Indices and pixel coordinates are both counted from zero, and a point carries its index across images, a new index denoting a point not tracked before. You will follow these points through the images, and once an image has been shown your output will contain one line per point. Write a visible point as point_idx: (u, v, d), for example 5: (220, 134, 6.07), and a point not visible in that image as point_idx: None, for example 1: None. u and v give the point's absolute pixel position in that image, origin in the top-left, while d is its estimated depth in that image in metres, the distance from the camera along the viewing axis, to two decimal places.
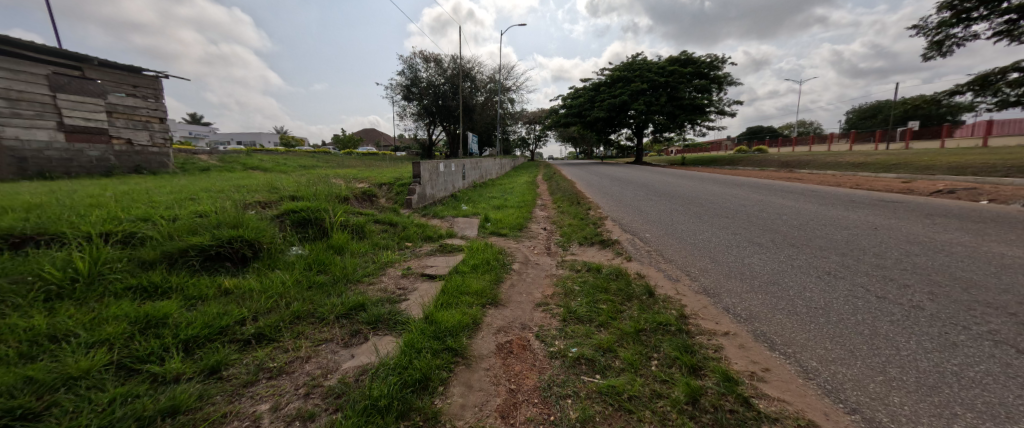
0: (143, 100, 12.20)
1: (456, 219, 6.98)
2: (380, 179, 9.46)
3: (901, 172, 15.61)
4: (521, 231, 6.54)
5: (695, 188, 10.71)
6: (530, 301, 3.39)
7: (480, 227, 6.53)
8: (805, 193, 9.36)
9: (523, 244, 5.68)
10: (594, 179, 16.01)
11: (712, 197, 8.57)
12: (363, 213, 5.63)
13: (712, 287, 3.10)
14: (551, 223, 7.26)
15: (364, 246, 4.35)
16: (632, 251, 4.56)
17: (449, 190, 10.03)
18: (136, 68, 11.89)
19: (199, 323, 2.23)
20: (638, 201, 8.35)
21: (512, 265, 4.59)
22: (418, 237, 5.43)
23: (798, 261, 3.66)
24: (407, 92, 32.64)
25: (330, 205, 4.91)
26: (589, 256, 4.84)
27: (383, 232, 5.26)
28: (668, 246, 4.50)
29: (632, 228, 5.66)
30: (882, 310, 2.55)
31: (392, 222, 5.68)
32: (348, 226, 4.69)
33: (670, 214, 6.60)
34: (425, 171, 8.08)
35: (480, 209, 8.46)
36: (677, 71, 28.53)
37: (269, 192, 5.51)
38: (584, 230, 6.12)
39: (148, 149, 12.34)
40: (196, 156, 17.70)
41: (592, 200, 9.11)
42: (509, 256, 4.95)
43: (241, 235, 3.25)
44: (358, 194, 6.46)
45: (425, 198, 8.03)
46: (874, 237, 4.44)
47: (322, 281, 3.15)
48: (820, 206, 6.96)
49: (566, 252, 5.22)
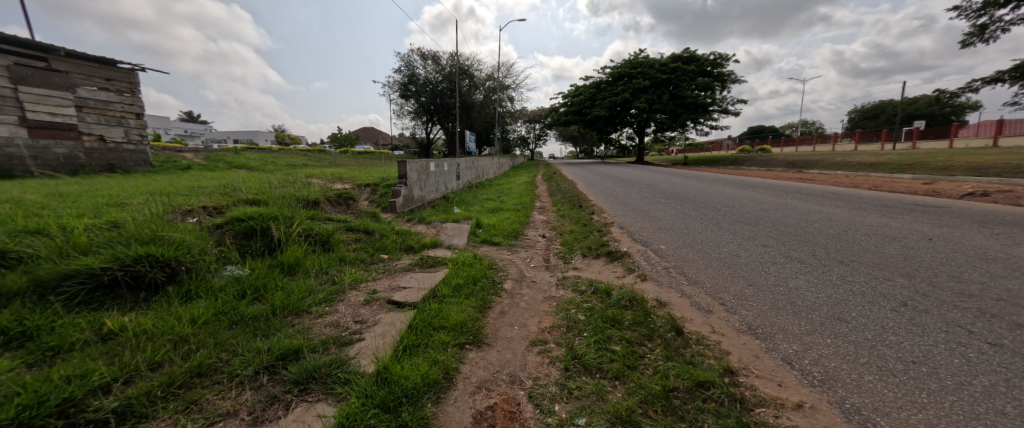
0: (117, 94, 11.50)
1: (444, 225, 6.25)
2: (366, 179, 8.77)
3: (918, 172, 14.87)
4: (517, 239, 5.80)
5: (706, 190, 9.98)
6: (522, 338, 2.67)
7: (471, 235, 5.79)
8: (825, 196, 8.62)
9: (519, 256, 4.94)
10: (595, 179, 15.38)
11: (727, 200, 7.83)
12: (335, 220, 4.91)
13: (760, 324, 2.38)
14: (551, 230, 6.52)
15: (326, 262, 3.62)
16: (647, 268, 3.83)
17: (440, 191, 9.30)
18: (110, 60, 11.19)
19: (25, 395, 1.53)
20: (645, 204, 7.62)
21: (503, 283, 3.87)
22: (396, 249, 4.70)
23: (857, 286, 2.93)
24: (404, 89, 31.91)
25: (289, 210, 4.18)
26: (594, 272, 4.11)
27: (355, 243, 4.52)
28: (690, 262, 3.78)
29: (642, 238, 4.93)
30: (1011, 368, 1.83)
31: (367, 230, 4.95)
32: (312, 237, 3.98)
33: (684, 220, 5.87)
34: (412, 171, 7.36)
35: (473, 212, 7.75)
36: (680, 68, 27.89)
37: (226, 195, 4.80)
38: (587, 239, 5.39)
39: (123, 146, 11.63)
40: (181, 154, 16.98)
41: (596, 202, 8.38)
42: (500, 271, 4.22)
43: (150, 253, 2.54)
44: (334, 197, 5.75)
45: (413, 201, 7.32)
46: (937, 252, 3.71)
47: (253, 315, 2.44)
48: (850, 211, 6.24)
49: (567, 266, 4.49)
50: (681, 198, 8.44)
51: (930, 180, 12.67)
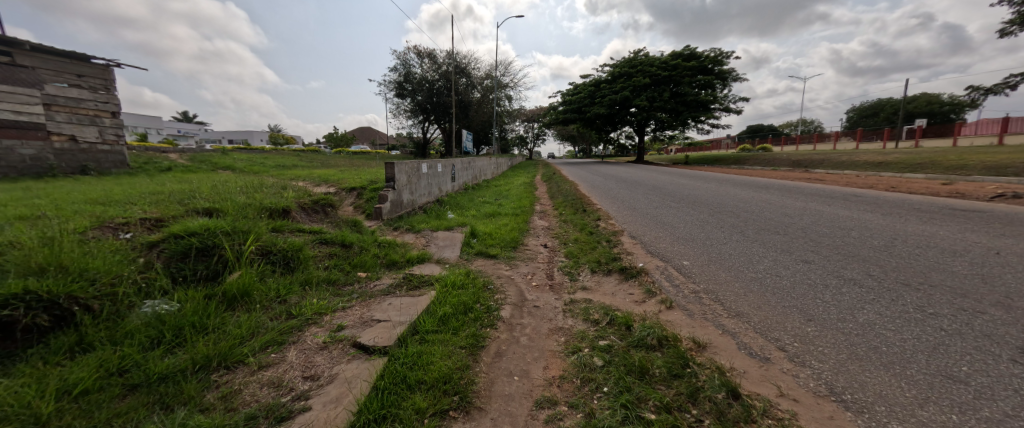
0: (91, 91, 10.84)
1: (434, 234, 5.61)
2: (353, 181, 8.14)
3: (931, 172, 14.33)
4: (517, 250, 5.18)
5: (716, 192, 9.34)
6: (523, 396, 2.05)
7: (464, 246, 5.17)
8: (846, 198, 8.00)
9: (518, 272, 4.31)
10: (598, 179, 14.80)
11: (744, 204, 7.21)
12: (307, 231, 4.26)
13: (846, 388, 1.77)
14: (554, 239, 5.89)
15: (285, 287, 2.99)
16: (672, 292, 3.22)
17: (434, 194, 8.67)
18: (82, 56, 10.54)
19: None
20: (655, 209, 7.00)
21: (501, 309, 3.24)
22: (377, 265, 4.06)
23: (948, 322, 2.32)
24: (400, 89, 31.20)
25: (248, 222, 3.53)
26: (608, 295, 3.50)
27: (327, 258, 3.88)
28: (724, 284, 3.17)
29: (660, 251, 4.31)
30: None
31: (344, 242, 4.31)
32: (272, 255, 3.34)
33: (702, 228, 5.25)
34: (401, 174, 6.73)
35: (468, 218, 7.13)
36: (681, 65, 27.37)
37: (181, 201, 4.16)
38: (596, 251, 4.76)
39: (97, 146, 10.96)
40: (165, 155, 16.29)
41: (600, 206, 7.76)
42: (497, 294, 3.59)
43: (28, 291, 1.93)
44: (309, 203, 5.04)
45: (402, 206, 6.69)
46: (1017, 272, 3.11)
47: (159, 375, 1.81)
48: (884, 217, 5.64)
49: (575, 285, 3.86)
50: (693, 201, 7.81)
51: (947, 180, 12.04)
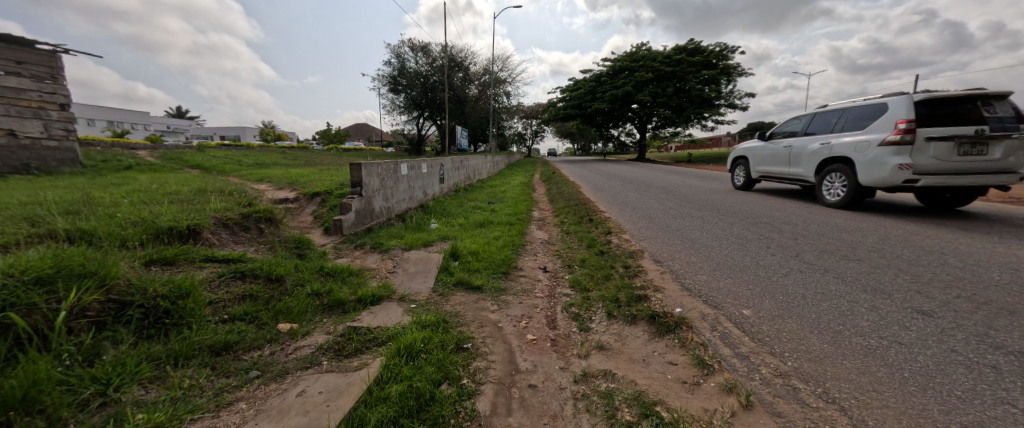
0: (35, 80, 9.68)
1: (405, 255, 4.47)
2: (321, 185, 6.99)
3: None
4: (508, 276, 4.06)
5: (739, 196, 8.19)
6: None
7: (440, 272, 4.04)
8: (896, 205, 6.83)
9: (508, 316, 3.17)
10: (601, 180, 13.73)
11: (780, 214, 6.07)
12: (219, 262, 3.09)
13: None
14: (555, 259, 4.74)
15: (123, 373, 1.86)
16: (740, 371, 2.08)
17: (416, 198, 7.55)
18: (23, 40, 9.38)
19: None
20: (676, 220, 5.87)
21: (475, 398, 2.08)
22: (310, 310, 2.89)
23: None
24: (394, 83, 30.01)
25: (98, 258, 2.35)
26: (638, 365, 2.36)
27: (234, 304, 2.70)
28: (828, 360, 2.03)
29: (701, 289, 3.16)
30: None
31: (271, 276, 3.14)
32: (131, 311, 2.20)
33: (745, 250, 4.10)
34: (371, 176, 5.58)
35: (451, 230, 5.99)
36: (685, 60, 26.23)
37: (37, 218, 2.98)
38: (611, 283, 3.64)
39: (43, 142, 9.85)
40: (133, 151, 15.06)
41: (608, 215, 6.65)
42: (475, 361, 2.44)
43: None
44: (237, 218, 3.84)
45: (373, 215, 5.55)
46: None
47: None
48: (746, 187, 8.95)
49: (587, 342, 2.73)
50: (716, 209, 6.67)
51: None
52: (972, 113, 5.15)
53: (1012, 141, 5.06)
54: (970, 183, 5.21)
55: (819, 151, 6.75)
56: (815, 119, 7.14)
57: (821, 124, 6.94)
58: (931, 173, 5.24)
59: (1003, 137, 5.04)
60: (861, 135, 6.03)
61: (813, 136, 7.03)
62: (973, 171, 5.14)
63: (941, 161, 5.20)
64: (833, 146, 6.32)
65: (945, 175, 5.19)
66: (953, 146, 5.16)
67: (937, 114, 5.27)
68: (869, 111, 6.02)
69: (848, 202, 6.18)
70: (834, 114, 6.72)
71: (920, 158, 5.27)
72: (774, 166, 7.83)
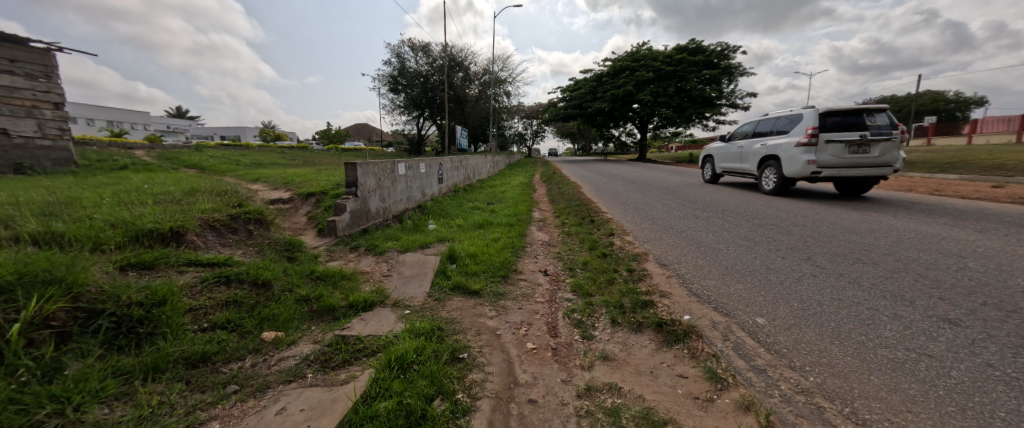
0: (29, 78, 9.54)
1: (401, 257, 4.31)
2: (317, 185, 6.83)
3: (962, 170, 12.92)
4: (507, 280, 3.90)
5: (743, 197, 8.03)
6: None
7: (437, 275, 3.89)
8: (905, 206, 6.65)
9: (507, 323, 3.01)
10: (602, 180, 13.58)
11: (787, 215, 5.90)
12: (202, 266, 2.93)
13: None
14: (556, 261, 4.59)
15: (85, 390, 1.71)
16: (757, 387, 1.92)
17: (414, 199, 7.39)
18: (17, 38, 9.24)
19: None
20: (681, 222, 5.70)
21: (470, 416, 1.92)
22: (298, 317, 2.73)
23: None
24: (394, 83, 29.87)
25: (66, 264, 2.19)
26: (645, 378, 2.19)
27: (216, 311, 2.55)
28: (853, 376, 1.87)
29: (709, 295, 3.00)
30: None
31: (257, 280, 2.97)
32: (100, 320, 2.05)
33: (755, 253, 3.93)
34: (368, 176, 5.42)
35: (450, 231, 5.84)
36: (686, 59, 26.08)
37: (10, 219, 2.82)
38: (615, 287, 3.48)
39: (36, 142, 9.70)
40: (130, 151, 14.91)
41: (611, 216, 6.48)
42: (471, 373, 2.28)
43: None
44: (224, 219, 3.69)
45: (369, 216, 5.40)
46: None
47: None
48: (715, 181, 10.69)
49: (591, 352, 2.57)
50: (721, 211, 6.50)
51: (994, 182, 10.69)
52: (859, 122, 6.86)
53: (893, 141, 6.72)
54: (860, 175, 6.91)
55: (759, 150, 8.48)
56: (759, 125, 8.89)
57: (763, 128, 8.68)
58: (832, 166, 6.94)
59: (885, 138, 6.71)
60: (785, 138, 7.77)
61: (758, 138, 8.80)
62: (863, 165, 6.83)
63: (837, 158, 6.92)
64: (767, 147, 8.09)
65: (840, 168, 6.91)
66: (845, 147, 6.88)
67: (833, 123, 7.00)
68: (792, 119, 7.71)
69: (779, 190, 7.96)
70: (772, 121, 8.43)
71: (823, 155, 6.96)
72: (732, 162, 9.61)
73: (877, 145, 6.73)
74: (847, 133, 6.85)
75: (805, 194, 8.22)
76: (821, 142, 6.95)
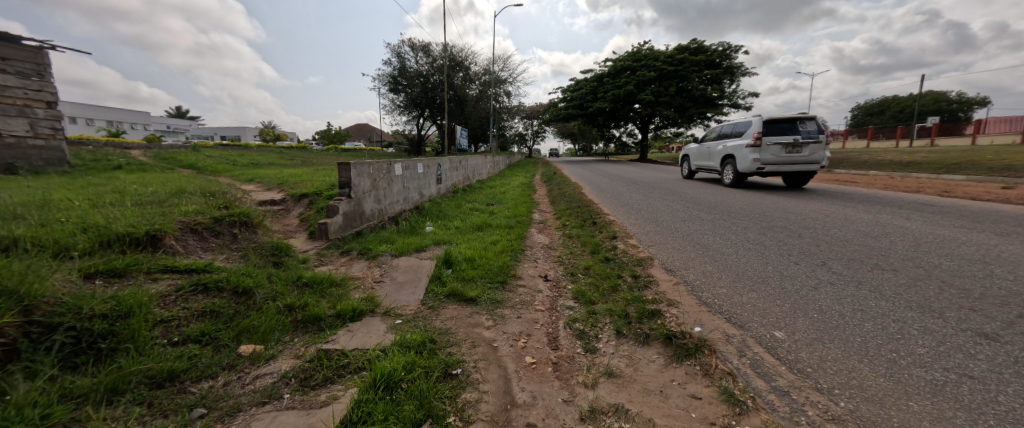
0: (20, 77, 9.37)
1: (395, 261, 4.13)
2: (311, 185, 6.64)
3: (970, 171, 12.69)
4: (505, 286, 3.71)
5: (748, 198, 7.83)
6: None
7: (432, 281, 3.70)
8: (917, 208, 6.45)
9: (505, 334, 2.82)
10: (603, 180, 13.40)
11: (796, 217, 5.71)
12: (178, 272, 2.74)
13: None
14: (557, 266, 4.40)
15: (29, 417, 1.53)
16: (780, 413, 1.73)
17: (411, 200, 7.20)
18: (8, 35, 9.07)
19: None
20: (686, 224, 5.51)
21: None
22: (280, 328, 2.54)
23: None
24: (394, 83, 29.71)
25: (21, 273, 2.01)
26: (655, 399, 2.00)
27: (190, 323, 2.36)
28: (890, 401, 1.67)
29: (721, 304, 2.81)
30: None
31: (237, 287, 2.78)
32: (56, 336, 1.88)
33: (766, 258, 3.73)
34: (362, 177, 5.23)
35: (447, 233, 5.65)
36: (688, 59, 25.90)
37: None
38: (619, 295, 3.29)
39: (27, 141, 9.53)
40: (126, 151, 14.74)
41: (613, 218, 6.29)
42: (464, 393, 2.09)
43: None
44: (207, 222, 3.50)
45: (363, 218, 5.21)
46: None
47: None
48: (693, 178, 12.21)
49: (595, 367, 2.38)
50: (727, 212, 6.30)
51: (1003, 183, 10.46)
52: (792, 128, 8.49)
53: (819, 144, 8.35)
54: (795, 170, 8.49)
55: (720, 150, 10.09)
56: (724, 129, 10.47)
57: (727, 132, 10.22)
58: (772, 163, 8.53)
59: (813, 142, 8.31)
60: (740, 140, 9.35)
61: (722, 140, 10.38)
62: (796, 162, 8.43)
63: (777, 157, 8.49)
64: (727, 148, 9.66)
65: (778, 165, 8.50)
66: (782, 147, 8.46)
67: (773, 128, 8.61)
68: (744, 124, 9.27)
69: (735, 182, 9.54)
70: (733, 126, 10.00)
71: (765, 154, 8.54)
72: (704, 161, 11.20)
73: (807, 147, 8.34)
74: (784, 137, 8.44)
75: (758, 186, 9.82)
76: (764, 144, 8.51)
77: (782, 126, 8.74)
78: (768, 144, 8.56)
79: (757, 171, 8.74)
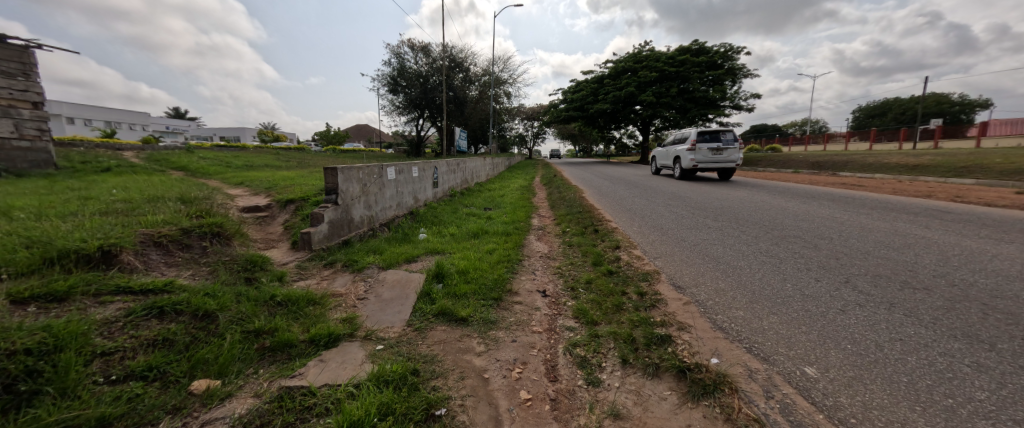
0: (6, 76, 9.10)
1: (382, 274, 3.85)
2: (299, 190, 6.34)
3: (980, 175, 12.38)
4: (501, 303, 3.42)
5: (755, 203, 7.54)
6: None
7: (421, 297, 3.42)
8: (932, 215, 6.16)
9: (498, 362, 2.52)
10: (604, 183, 13.09)
11: (809, 225, 5.41)
12: (131, 293, 2.45)
13: None
14: (557, 278, 4.11)
15: None
16: None
17: (405, 204, 6.92)
18: None
19: None
20: (693, 233, 5.21)
21: None
22: (243, 358, 2.24)
23: None
24: (393, 84, 29.46)
25: None
26: None
27: (136, 355, 2.06)
28: None
29: (740, 331, 2.51)
30: None
31: (199, 310, 2.49)
32: None
33: (784, 274, 3.43)
34: (351, 182, 4.95)
35: (441, 240, 5.38)
36: (689, 60, 25.66)
37: None
38: (623, 315, 3.00)
39: (12, 143, 9.26)
40: (119, 152, 14.48)
41: (615, 225, 6.01)
42: None
43: None
44: (175, 234, 3.22)
45: (351, 226, 4.92)
46: None
47: None
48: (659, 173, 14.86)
49: (600, 406, 2.08)
50: (735, 219, 6.00)
51: (1016, 188, 10.15)
52: (716, 137, 11.33)
53: (735, 149, 11.17)
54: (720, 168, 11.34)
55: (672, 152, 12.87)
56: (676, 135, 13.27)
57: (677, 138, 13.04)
58: (703, 163, 11.38)
59: (731, 147, 11.13)
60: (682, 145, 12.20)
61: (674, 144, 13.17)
62: (719, 162, 11.29)
63: (706, 159, 11.36)
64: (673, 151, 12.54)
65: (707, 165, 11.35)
66: (709, 151, 11.32)
67: (703, 137, 11.46)
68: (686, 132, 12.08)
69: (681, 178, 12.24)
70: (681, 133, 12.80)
71: (698, 156, 11.37)
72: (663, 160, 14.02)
73: (726, 150, 11.13)
74: (711, 143, 11.26)
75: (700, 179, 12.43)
76: (696, 148, 11.33)
77: (710, 134, 11.53)
78: (700, 149, 11.38)
79: (693, 168, 11.55)
